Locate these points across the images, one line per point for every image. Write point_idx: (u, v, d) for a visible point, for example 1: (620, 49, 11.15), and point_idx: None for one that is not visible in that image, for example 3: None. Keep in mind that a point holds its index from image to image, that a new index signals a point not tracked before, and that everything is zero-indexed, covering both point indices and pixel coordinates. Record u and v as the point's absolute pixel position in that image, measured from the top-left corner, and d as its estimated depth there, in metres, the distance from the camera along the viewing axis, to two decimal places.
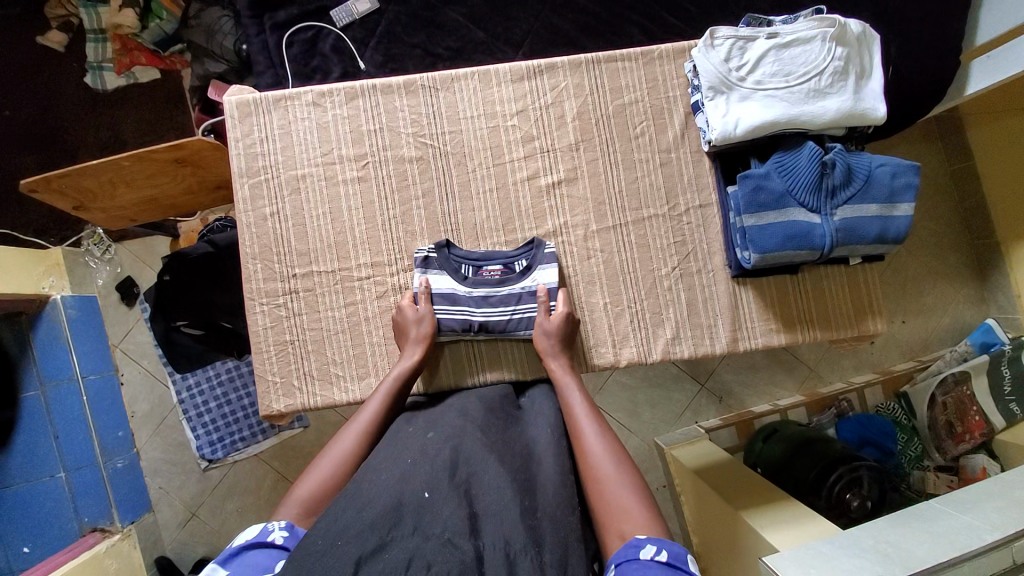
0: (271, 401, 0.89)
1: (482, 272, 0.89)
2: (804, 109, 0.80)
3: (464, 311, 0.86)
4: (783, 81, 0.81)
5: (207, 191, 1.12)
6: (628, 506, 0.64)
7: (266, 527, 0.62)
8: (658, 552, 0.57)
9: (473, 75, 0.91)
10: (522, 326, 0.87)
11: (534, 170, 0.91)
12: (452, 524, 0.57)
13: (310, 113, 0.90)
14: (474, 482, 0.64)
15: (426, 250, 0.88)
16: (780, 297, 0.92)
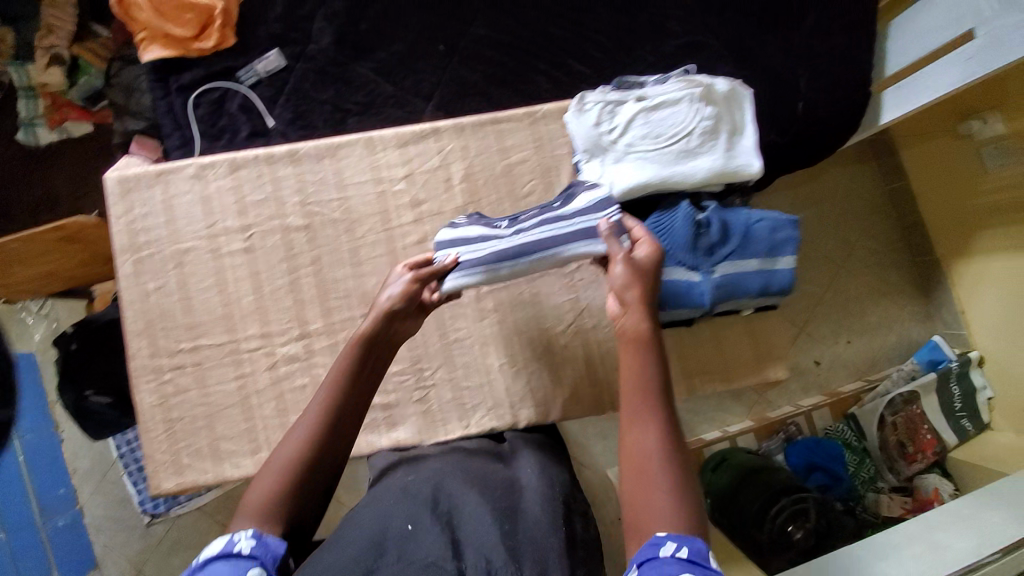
0: (162, 480, 0.88)
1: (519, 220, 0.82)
2: (676, 169, 0.82)
3: (504, 243, 0.77)
4: (654, 142, 0.83)
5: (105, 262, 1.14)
6: (661, 497, 0.57)
7: (232, 538, 0.57)
8: (681, 549, 0.54)
9: (358, 141, 0.91)
10: (569, 240, 0.76)
11: (424, 233, 0.90)
12: (432, 547, 0.59)
13: (193, 187, 0.90)
14: (455, 512, 0.65)
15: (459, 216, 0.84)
16: (677, 349, 0.92)
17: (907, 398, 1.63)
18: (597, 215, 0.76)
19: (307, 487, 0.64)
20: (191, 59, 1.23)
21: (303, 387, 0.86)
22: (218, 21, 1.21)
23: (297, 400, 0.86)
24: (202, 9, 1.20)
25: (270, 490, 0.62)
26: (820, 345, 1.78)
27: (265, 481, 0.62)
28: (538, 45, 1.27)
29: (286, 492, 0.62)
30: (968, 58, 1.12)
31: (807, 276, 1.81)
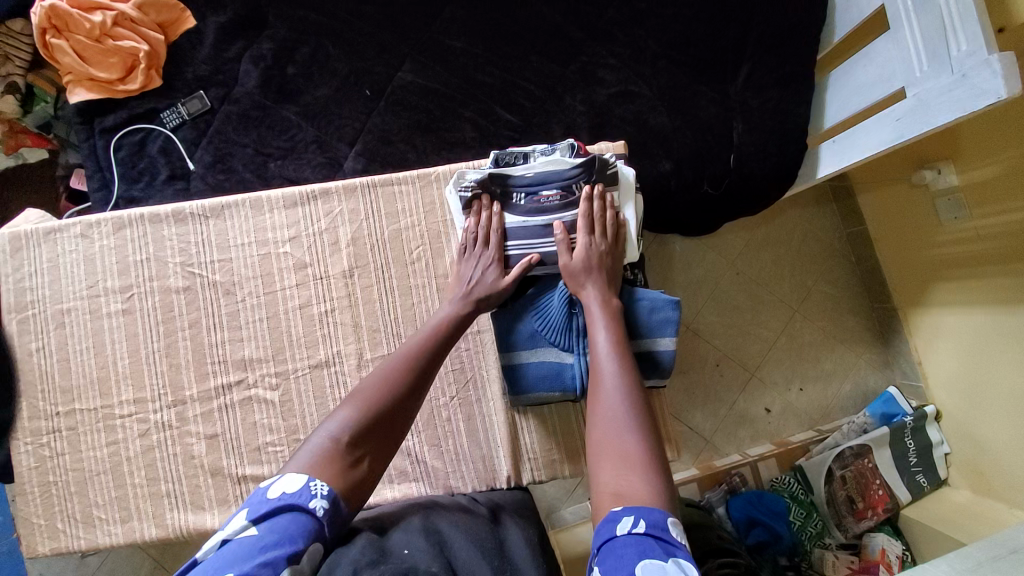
0: (36, 543, 0.87)
1: (537, 199, 0.79)
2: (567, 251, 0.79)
3: (524, 246, 0.80)
4: (543, 221, 0.79)
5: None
6: (629, 450, 0.59)
7: (307, 489, 0.55)
8: (637, 524, 0.52)
9: (244, 202, 0.89)
10: None
11: (306, 298, 0.89)
12: (427, 564, 0.57)
13: (76, 245, 0.89)
14: (445, 546, 0.64)
15: (469, 185, 0.80)
16: (563, 426, 0.88)
17: (857, 451, 1.56)
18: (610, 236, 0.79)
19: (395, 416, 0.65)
20: (119, 101, 1.20)
21: (173, 456, 0.86)
22: (143, 63, 1.16)
23: (167, 468, 0.86)
24: (125, 52, 1.15)
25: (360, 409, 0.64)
26: (769, 391, 1.72)
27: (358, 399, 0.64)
28: (467, 92, 1.21)
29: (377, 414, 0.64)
30: (900, 118, 1.01)
31: (759, 321, 1.74)
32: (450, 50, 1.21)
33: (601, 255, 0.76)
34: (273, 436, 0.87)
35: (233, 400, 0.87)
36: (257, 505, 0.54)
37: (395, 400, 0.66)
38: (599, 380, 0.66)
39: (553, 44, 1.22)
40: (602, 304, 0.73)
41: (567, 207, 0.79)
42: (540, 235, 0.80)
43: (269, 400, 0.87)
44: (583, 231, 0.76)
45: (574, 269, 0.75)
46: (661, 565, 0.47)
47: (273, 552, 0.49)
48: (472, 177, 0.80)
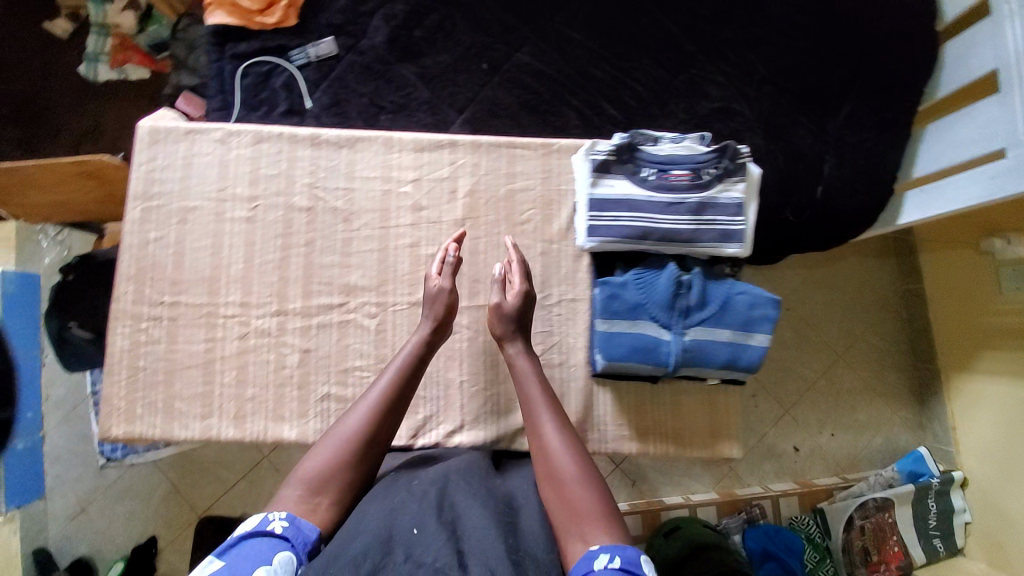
0: (111, 425, 0.87)
1: (667, 176, 0.82)
2: (688, 230, 0.81)
3: (647, 219, 0.81)
4: (670, 198, 0.81)
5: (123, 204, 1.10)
6: (584, 505, 0.68)
7: (267, 516, 0.64)
8: (611, 559, 0.61)
9: (377, 138, 0.94)
10: (707, 238, 0.81)
11: (417, 239, 0.92)
12: (431, 552, 0.57)
13: (214, 149, 0.94)
14: (458, 520, 0.64)
15: (604, 153, 0.83)
16: (637, 406, 0.90)
17: (880, 504, 1.56)
18: (730, 225, 0.82)
19: (356, 461, 0.74)
20: (253, 31, 1.27)
21: (266, 363, 0.89)
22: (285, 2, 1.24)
23: (258, 373, 0.89)
24: None
25: (324, 461, 0.72)
26: (799, 431, 1.73)
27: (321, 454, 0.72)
28: (578, 81, 1.27)
29: (338, 464, 0.72)
30: (993, 177, 1.06)
31: (801, 360, 1.76)
32: (569, 40, 1.28)
33: (527, 299, 0.86)
34: (362, 362, 0.90)
35: (333, 320, 0.90)
36: (223, 544, 0.61)
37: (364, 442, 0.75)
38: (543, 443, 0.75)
39: (666, 53, 1.28)
40: (525, 356, 0.83)
41: (694, 189, 0.82)
42: (664, 211, 0.81)
43: (366, 326, 0.90)
44: (519, 276, 0.86)
45: (505, 313, 0.83)
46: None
47: (246, 562, 0.57)
48: (609, 146, 0.83)
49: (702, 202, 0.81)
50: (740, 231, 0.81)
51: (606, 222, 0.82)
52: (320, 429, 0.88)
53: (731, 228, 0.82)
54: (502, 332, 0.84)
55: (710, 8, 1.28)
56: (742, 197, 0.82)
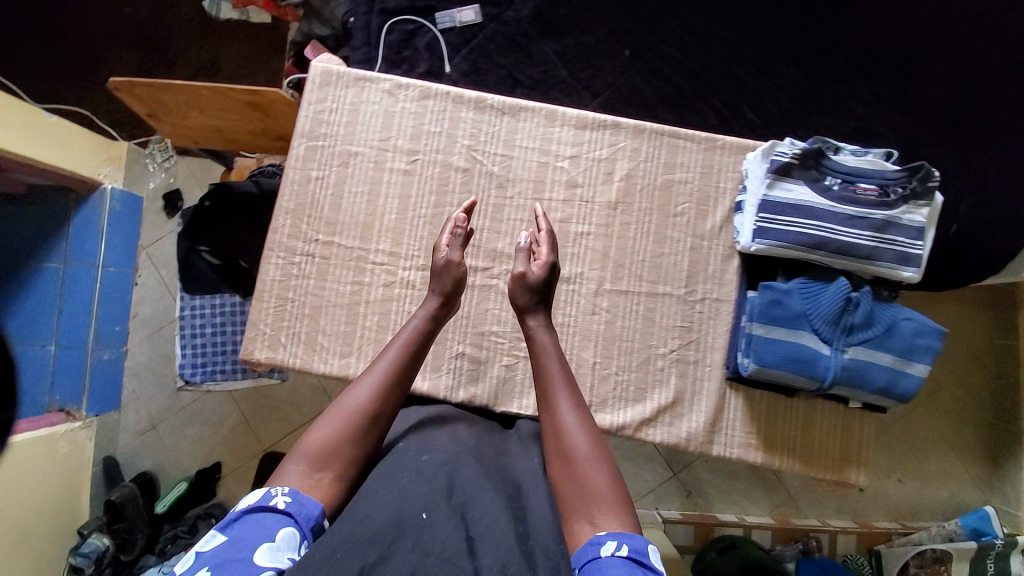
0: (255, 348, 0.92)
1: (851, 189, 0.81)
2: (867, 247, 0.80)
3: (828, 229, 0.79)
4: (852, 211, 0.80)
5: (268, 142, 1.12)
6: (595, 487, 0.66)
7: (270, 491, 0.63)
8: (619, 547, 0.60)
9: (540, 110, 0.93)
10: (884, 257, 0.80)
11: (568, 215, 0.91)
12: (442, 539, 0.56)
13: (381, 99, 0.95)
14: (468, 504, 0.62)
15: (788, 156, 0.82)
16: (767, 418, 0.89)
17: (938, 556, 1.49)
18: (908, 248, 0.80)
19: (360, 436, 0.71)
20: None
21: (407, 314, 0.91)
22: None
23: (398, 323, 0.91)
24: None
25: (330, 435, 0.69)
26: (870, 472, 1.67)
27: (327, 426, 0.69)
28: (722, 82, 1.24)
29: (342, 438, 0.70)
30: None
31: None
32: (718, 38, 1.25)
33: (551, 271, 0.84)
34: (499, 328, 0.90)
35: (475, 283, 0.91)
36: (226, 516, 0.60)
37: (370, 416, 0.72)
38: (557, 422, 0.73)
39: (816, 65, 1.24)
40: (546, 329, 0.81)
41: (877, 206, 0.80)
42: (844, 224, 0.80)
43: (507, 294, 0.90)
44: (546, 246, 0.84)
45: (529, 284, 0.82)
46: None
47: (248, 540, 0.57)
48: (794, 149, 0.82)
49: (884, 220, 0.80)
50: (918, 256, 0.80)
51: (780, 226, 0.81)
52: (451, 385, 0.90)
53: (908, 251, 0.81)
54: (524, 303, 0.82)
55: (872, 23, 1.24)
56: (924, 222, 0.81)
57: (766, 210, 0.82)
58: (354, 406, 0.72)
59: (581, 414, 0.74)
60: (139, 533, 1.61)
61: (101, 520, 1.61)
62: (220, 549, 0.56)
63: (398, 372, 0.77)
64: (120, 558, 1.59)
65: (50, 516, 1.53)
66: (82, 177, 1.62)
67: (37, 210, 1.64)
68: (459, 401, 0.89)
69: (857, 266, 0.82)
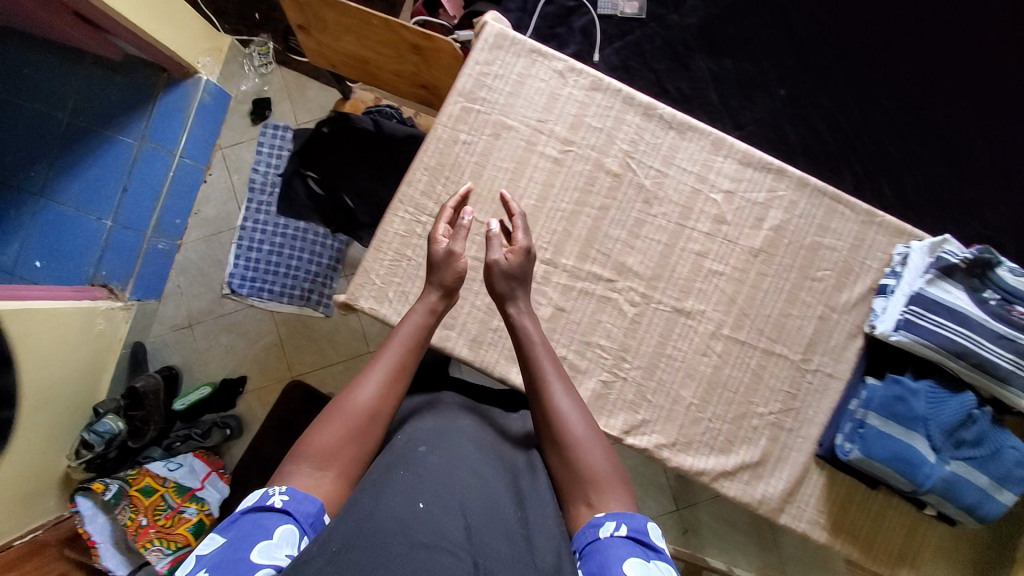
0: (359, 298, 0.90)
1: (1007, 308, 0.81)
2: (1007, 369, 0.79)
3: (973, 339, 0.79)
4: (1004, 330, 0.79)
5: (412, 87, 1.09)
6: (592, 472, 0.72)
7: (268, 491, 0.64)
8: (618, 527, 0.66)
9: (709, 135, 0.90)
10: (1018, 384, 0.79)
11: (707, 250, 0.89)
12: (444, 532, 0.57)
13: (551, 79, 0.91)
14: (464, 499, 0.64)
15: (956, 256, 0.83)
16: (844, 500, 0.91)
17: None
18: None
19: (362, 434, 0.72)
20: None
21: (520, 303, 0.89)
22: None
23: None
24: None
25: (332, 437, 0.70)
26: None
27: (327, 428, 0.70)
28: (867, 149, 1.21)
29: (344, 440, 0.71)
30: None
31: None
32: (874, 103, 1.21)
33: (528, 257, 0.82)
34: (606, 343, 0.89)
35: (596, 292, 0.89)
36: (226, 519, 0.62)
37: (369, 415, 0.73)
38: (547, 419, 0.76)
39: (963, 153, 1.19)
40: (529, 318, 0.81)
41: None
42: (990, 340, 0.80)
43: (623, 311, 0.89)
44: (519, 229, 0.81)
45: (505, 271, 0.79)
46: (645, 562, 0.62)
47: (247, 539, 0.58)
48: (965, 254, 0.82)
49: None
50: None
51: (928, 324, 0.81)
52: None
53: None
54: (503, 289, 0.80)
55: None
56: None
57: (916, 302, 0.82)
58: (360, 404, 0.73)
59: (571, 402, 0.77)
60: (152, 426, 1.63)
61: (118, 403, 1.61)
62: (216, 550, 0.57)
63: (400, 368, 0.77)
64: (127, 444, 1.59)
65: (77, 389, 1.54)
66: (181, 60, 1.56)
67: (122, 79, 1.61)
68: None
69: (985, 384, 0.81)
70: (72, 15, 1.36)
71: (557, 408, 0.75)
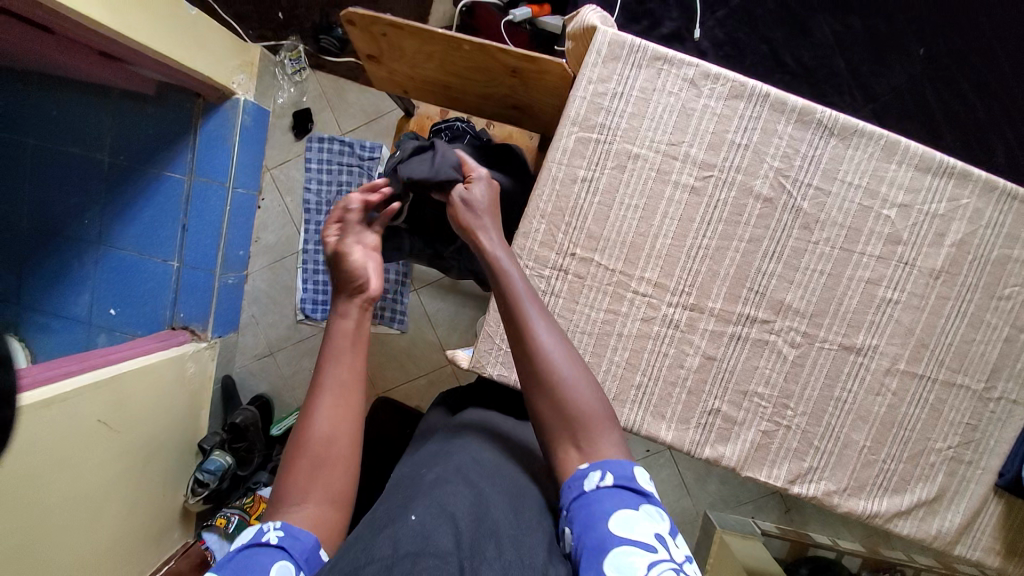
0: (487, 363, 0.85)
1: None
2: None
3: None
4: None
5: (498, 106, 1.00)
6: (587, 410, 0.65)
7: (262, 528, 0.63)
8: (603, 477, 0.62)
9: (879, 139, 0.75)
10: None
11: (878, 276, 0.78)
12: (438, 539, 0.56)
13: (681, 91, 0.76)
14: (460, 512, 0.61)
15: None
16: (1021, 526, 0.85)
17: None
18: None
19: (333, 459, 0.67)
20: None
21: (663, 356, 0.81)
22: None
23: (652, 362, 0.82)
24: None
25: (300, 474, 0.66)
26: None
27: (293, 465, 0.66)
28: None
29: (312, 469, 0.66)
30: None
31: None
32: None
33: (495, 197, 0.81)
34: (765, 390, 0.81)
35: (749, 336, 0.80)
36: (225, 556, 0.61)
37: (331, 437, 0.67)
38: (530, 360, 0.67)
39: None
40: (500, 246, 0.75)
41: None
42: None
43: (783, 354, 0.80)
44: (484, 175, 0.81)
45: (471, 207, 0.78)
46: (634, 511, 0.59)
47: None
48: None
49: None
50: None
51: None
52: (697, 440, 0.82)
53: None
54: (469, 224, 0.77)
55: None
56: None
57: None
58: (313, 440, 0.66)
59: (558, 337, 0.69)
60: (258, 454, 1.67)
61: (221, 438, 1.64)
62: None
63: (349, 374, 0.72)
64: (237, 473, 1.64)
65: (179, 431, 1.57)
66: (218, 84, 1.46)
67: (155, 109, 1.51)
68: (704, 458, 0.82)
69: None
70: (98, 55, 1.25)
71: (540, 340, 0.67)
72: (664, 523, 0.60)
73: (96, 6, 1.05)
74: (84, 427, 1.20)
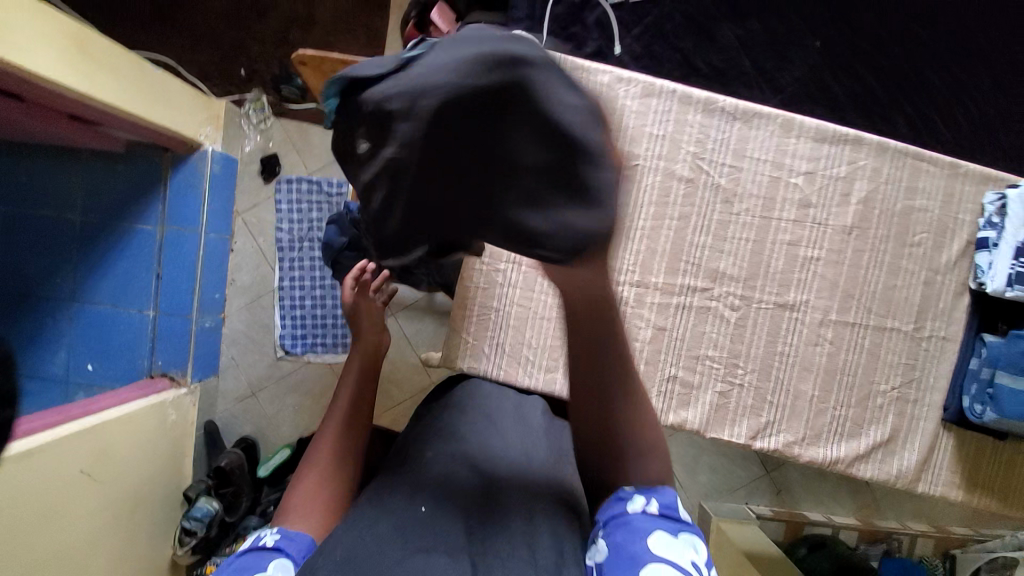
0: (457, 356, 0.89)
1: None
2: None
3: None
4: None
5: None
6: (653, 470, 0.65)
7: (259, 534, 0.65)
8: (649, 504, 0.61)
9: (777, 117, 0.86)
10: None
11: (798, 237, 0.86)
12: (446, 543, 0.58)
13: (601, 93, 0.86)
14: (471, 499, 0.64)
15: None
16: (974, 456, 0.91)
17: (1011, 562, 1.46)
18: None
19: (341, 474, 0.73)
20: None
21: None
22: None
23: None
24: None
25: (309, 488, 0.71)
26: None
27: (305, 482, 0.71)
28: (916, 86, 1.15)
29: (322, 483, 0.71)
30: None
31: None
32: (908, 34, 1.15)
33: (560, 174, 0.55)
34: (715, 353, 0.87)
35: (693, 304, 0.86)
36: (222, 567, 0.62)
37: (343, 456, 0.75)
38: (609, 420, 0.64)
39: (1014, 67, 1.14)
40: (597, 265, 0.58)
41: None
42: None
43: (726, 317, 0.86)
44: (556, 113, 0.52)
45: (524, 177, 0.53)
46: (673, 537, 0.58)
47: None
48: None
49: None
50: None
51: None
52: (661, 409, 0.87)
53: None
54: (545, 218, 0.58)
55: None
56: None
57: None
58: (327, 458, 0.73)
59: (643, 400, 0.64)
60: (245, 496, 1.62)
61: (207, 484, 1.62)
62: None
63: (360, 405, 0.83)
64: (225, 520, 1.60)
65: (161, 484, 1.53)
66: (186, 137, 1.53)
67: (123, 167, 1.55)
68: (669, 425, 0.87)
69: None
70: (68, 118, 1.30)
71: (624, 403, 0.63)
72: (703, 555, 0.58)
73: (68, 72, 1.11)
74: (67, 480, 1.18)
